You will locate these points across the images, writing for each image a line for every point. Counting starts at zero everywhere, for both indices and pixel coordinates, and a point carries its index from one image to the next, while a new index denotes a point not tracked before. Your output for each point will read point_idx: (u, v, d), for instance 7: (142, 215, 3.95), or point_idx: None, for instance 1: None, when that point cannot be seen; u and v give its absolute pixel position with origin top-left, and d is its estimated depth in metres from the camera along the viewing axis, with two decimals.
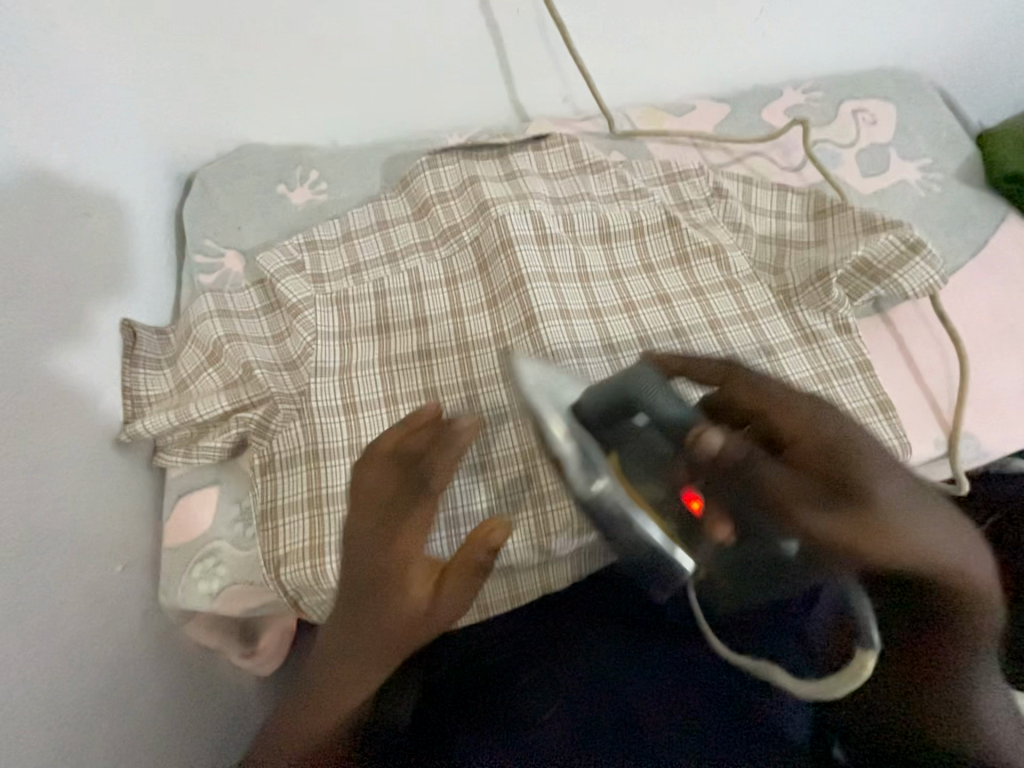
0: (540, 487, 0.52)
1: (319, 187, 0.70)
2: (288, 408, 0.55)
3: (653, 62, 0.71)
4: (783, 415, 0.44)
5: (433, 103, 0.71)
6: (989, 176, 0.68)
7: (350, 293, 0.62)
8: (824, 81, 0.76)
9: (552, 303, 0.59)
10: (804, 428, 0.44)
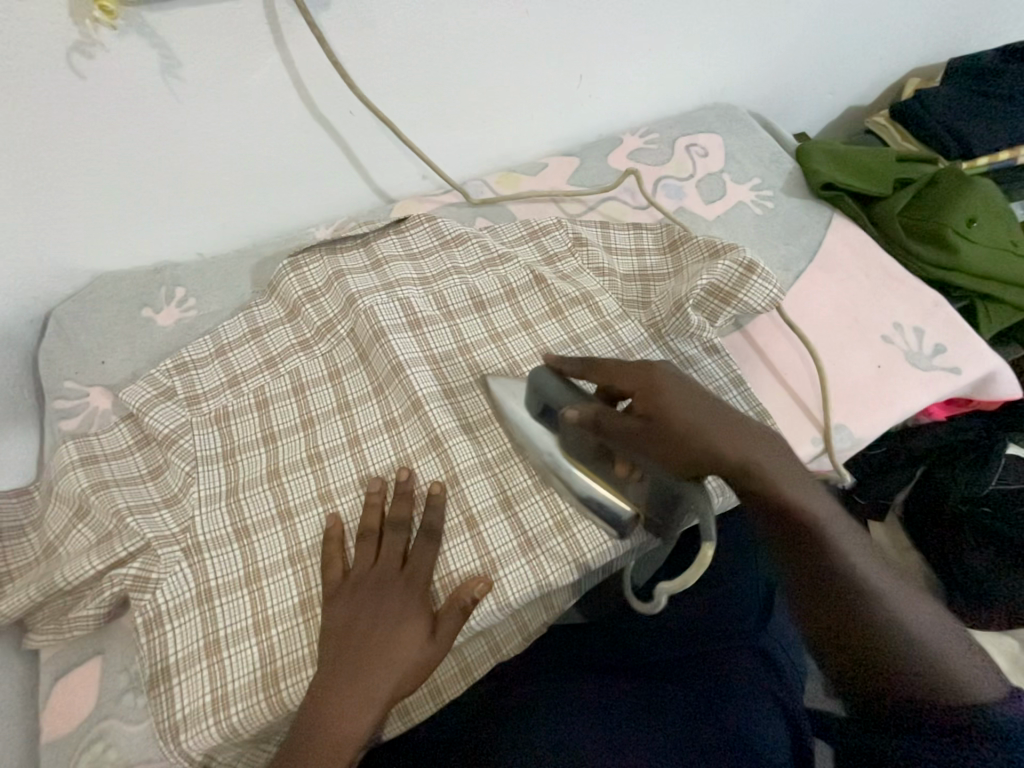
0: (451, 576, 0.51)
1: (187, 304, 0.67)
2: (169, 552, 0.51)
3: (496, 133, 0.74)
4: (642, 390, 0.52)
5: (291, 201, 0.70)
6: (810, 185, 0.77)
7: (230, 409, 0.60)
8: (657, 124, 0.84)
9: (434, 384, 0.59)
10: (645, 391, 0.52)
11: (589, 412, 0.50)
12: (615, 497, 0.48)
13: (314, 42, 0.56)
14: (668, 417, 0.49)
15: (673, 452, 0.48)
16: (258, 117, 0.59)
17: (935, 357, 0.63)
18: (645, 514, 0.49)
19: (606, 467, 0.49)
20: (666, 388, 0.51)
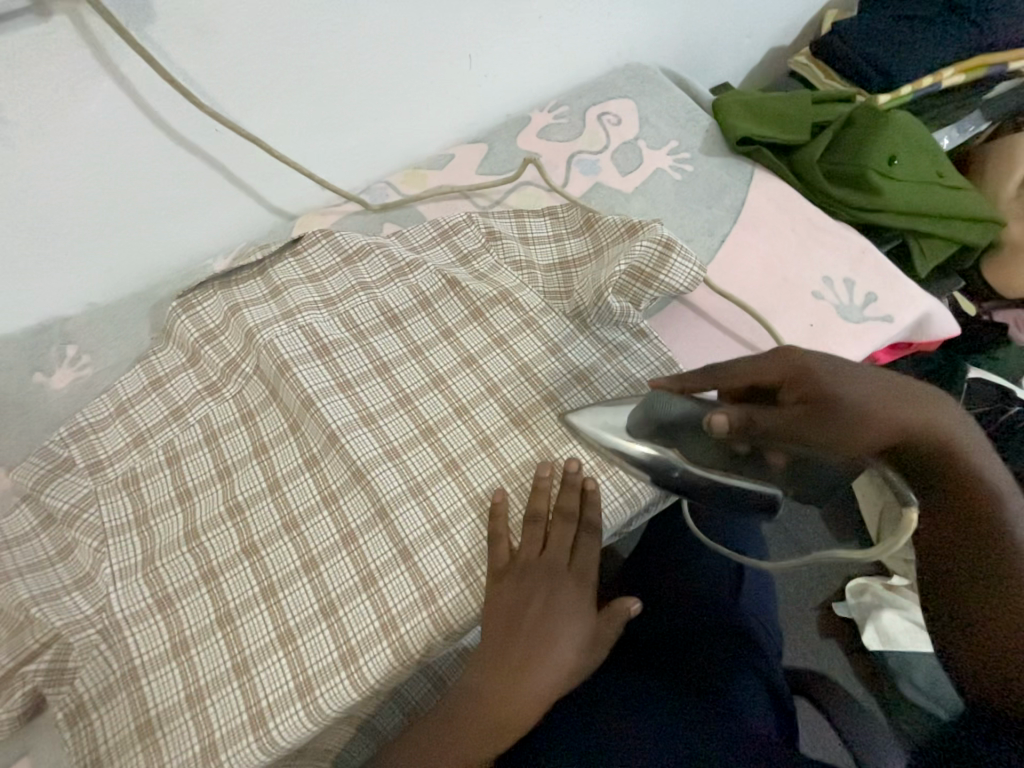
0: (390, 613, 0.49)
1: (82, 362, 0.63)
2: (84, 638, 0.48)
3: (389, 132, 0.69)
4: (770, 372, 0.45)
5: (177, 235, 0.65)
6: (728, 141, 0.73)
7: (140, 469, 0.56)
8: (564, 97, 0.79)
9: (351, 413, 0.56)
10: (775, 375, 0.44)
11: (740, 411, 0.43)
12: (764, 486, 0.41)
13: (146, 64, 0.50)
14: (836, 398, 0.40)
15: (843, 445, 0.38)
16: (109, 151, 0.54)
17: (868, 307, 0.61)
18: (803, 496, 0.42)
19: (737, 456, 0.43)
20: (843, 397, 0.40)
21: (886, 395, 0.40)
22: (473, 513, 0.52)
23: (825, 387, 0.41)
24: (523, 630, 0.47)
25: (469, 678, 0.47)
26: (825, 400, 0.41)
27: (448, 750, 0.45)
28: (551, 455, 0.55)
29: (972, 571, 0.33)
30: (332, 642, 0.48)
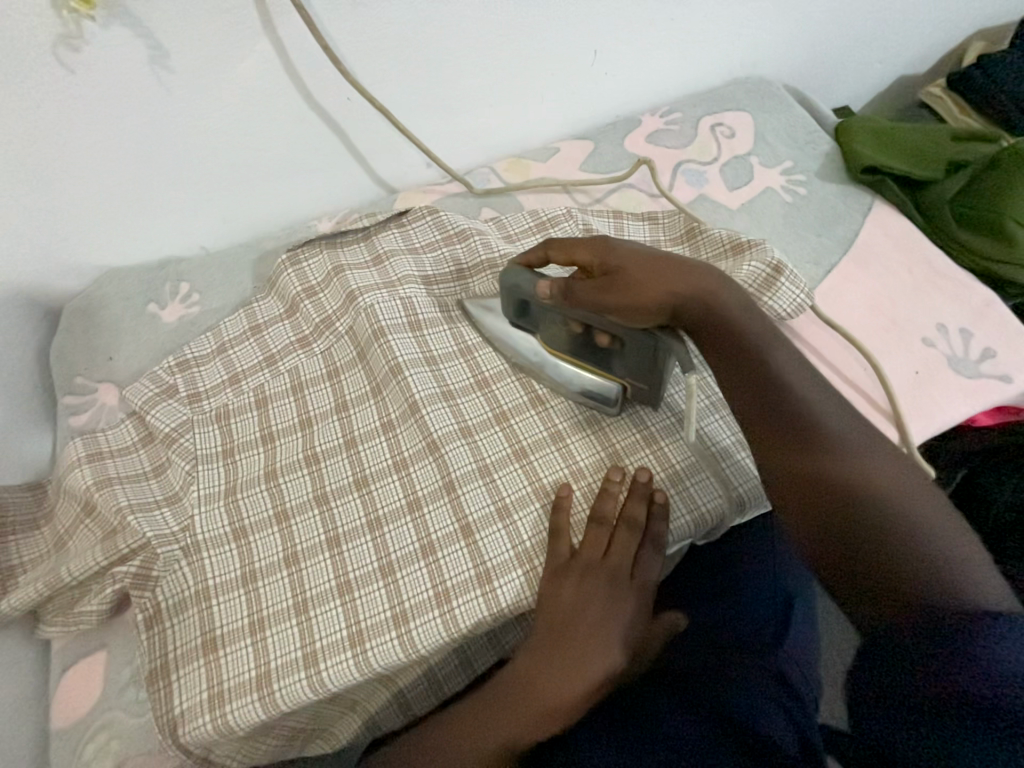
0: (445, 585, 0.50)
1: (191, 299, 0.67)
2: (168, 551, 0.52)
3: (502, 118, 0.70)
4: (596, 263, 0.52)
5: (292, 193, 0.68)
6: (850, 168, 0.69)
7: (232, 406, 0.60)
8: (679, 103, 0.77)
9: (433, 387, 0.57)
10: (585, 253, 0.52)
11: (559, 283, 0.52)
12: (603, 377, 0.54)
13: (304, 28, 0.53)
14: (625, 269, 0.50)
15: (638, 304, 0.49)
16: (253, 107, 0.57)
17: (983, 363, 0.57)
18: (630, 385, 0.53)
19: (588, 349, 0.54)
20: (616, 256, 0.51)
21: (645, 254, 0.51)
22: (537, 503, 0.53)
23: (617, 258, 0.51)
24: (578, 637, 0.48)
25: (520, 659, 0.49)
26: (627, 283, 0.50)
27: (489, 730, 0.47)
28: (621, 461, 0.54)
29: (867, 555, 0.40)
30: (386, 600, 0.50)
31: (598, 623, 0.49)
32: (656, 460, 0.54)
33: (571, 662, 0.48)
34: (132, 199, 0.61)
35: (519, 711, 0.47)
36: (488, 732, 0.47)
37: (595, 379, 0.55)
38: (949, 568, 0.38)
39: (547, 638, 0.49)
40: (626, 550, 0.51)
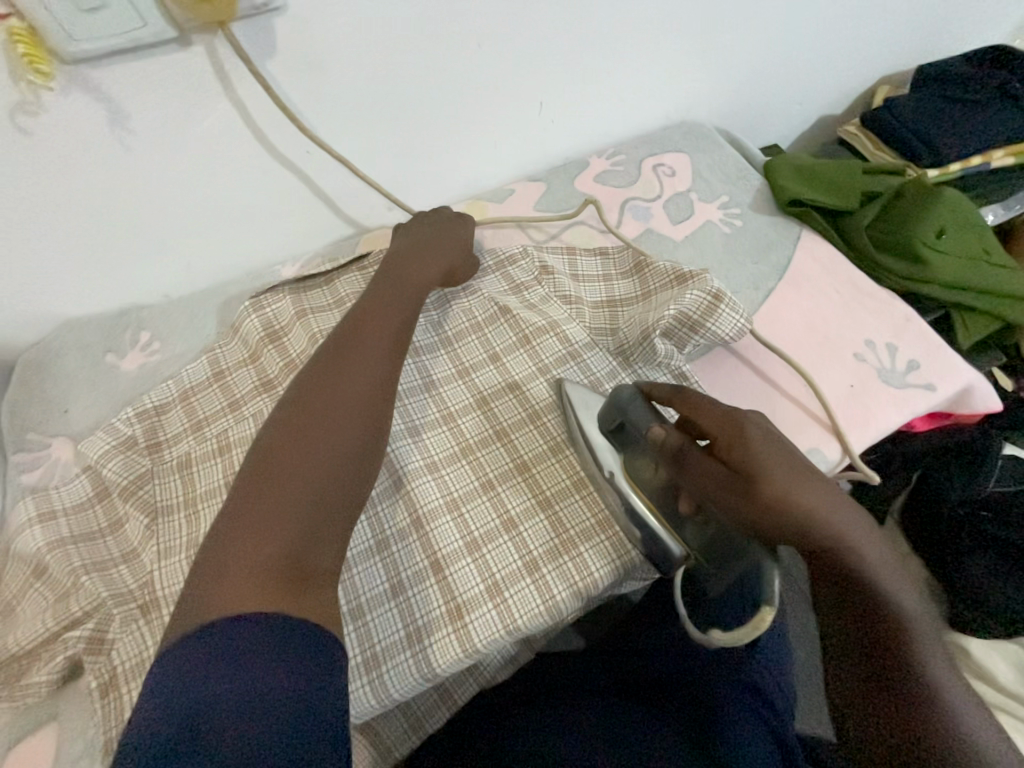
0: (417, 624, 0.50)
1: (152, 347, 0.67)
2: (126, 610, 0.50)
3: (458, 163, 0.74)
4: (723, 440, 0.48)
5: (255, 240, 0.70)
6: (778, 202, 0.76)
7: (196, 453, 0.59)
8: (623, 146, 0.84)
9: (399, 424, 0.59)
10: (712, 422, 0.49)
11: (675, 442, 0.50)
12: (671, 535, 0.51)
13: (262, 91, 0.55)
14: (759, 471, 0.44)
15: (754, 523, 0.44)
16: (213, 162, 0.59)
17: (910, 373, 0.61)
18: (698, 558, 0.50)
19: (669, 500, 0.52)
20: (744, 441, 0.46)
21: (793, 470, 0.44)
22: (505, 535, 0.54)
23: (755, 452, 0.45)
24: (371, 333, 0.55)
25: (294, 418, 0.49)
26: (760, 487, 0.44)
27: (275, 503, 0.43)
28: (585, 486, 0.56)
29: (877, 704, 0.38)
30: (357, 645, 0.49)
31: (388, 326, 0.56)
32: None
33: (384, 377, 0.53)
34: (88, 251, 0.61)
35: (351, 462, 0.47)
36: (323, 485, 0.45)
37: (662, 534, 0.52)
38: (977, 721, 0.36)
39: (336, 353, 0.53)
40: (593, 575, 0.52)
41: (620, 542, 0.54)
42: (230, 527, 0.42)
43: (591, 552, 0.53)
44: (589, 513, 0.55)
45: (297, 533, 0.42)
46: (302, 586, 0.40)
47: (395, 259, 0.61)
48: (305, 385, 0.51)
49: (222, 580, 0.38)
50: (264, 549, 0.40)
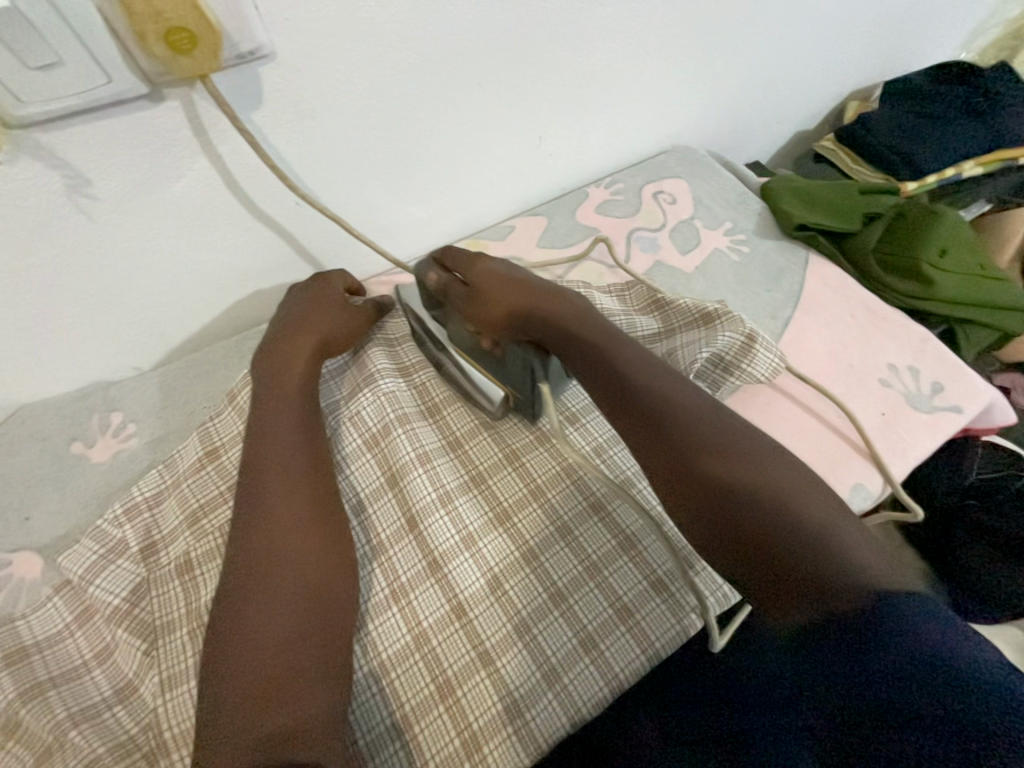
0: (472, 729, 0.45)
1: (127, 432, 0.58)
2: (129, 763, 0.42)
3: (456, 203, 0.70)
4: (462, 272, 0.58)
5: (239, 298, 0.63)
6: (782, 226, 0.76)
7: (196, 553, 0.51)
8: (619, 173, 0.82)
9: (427, 493, 0.54)
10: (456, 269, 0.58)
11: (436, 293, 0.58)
12: (488, 380, 0.56)
13: (247, 144, 0.49)
14: (482, 286, 0.56)
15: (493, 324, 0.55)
16: (189, 222, 0.52)
17: (935, 396, 0.62)
18: (512, 393, 0.56)
19: (472, 355, 0.57)
20: (479, 273, 0.57)
21: (515, 286, 0.56)
22: (555, 611, 0.49)
23: (480, 275, 0.57)
24: (283, 452, 0.50)
25: (228, 555, 0.46)
26: (487, 302, 0.55)
27: (238, 644, 0.41)
28: (633, 544, 0.53)
29: (755, 559, 0.40)
30: (407, 765, 0.44)
31: (299, 434, 0.52)
32: (667, 541, 0.53)
33: (307, 477, 0.50)
34: (45, 330, 0.53)
35: (309, 594, 0.44)
36: (292, 631, 0.42)
37: (479, 384, 0.57)
38: (826, 535, 0.40)
39: (251, 486, 0.49)
40: (656, 645, 0.49)
41: (677, 605, 0.50)
42: (213, 692, 0.39)
43: (648, 619, 0.50)
44: (641, 576, 0.51)
45: (285, 685, 0.39)
46: (307, 737, 0.38)
47: (278, 350, 0.56)
48: (235, 536, 0.46)
49: (226, 749, 0.36)
50: (254, 723, 0.37)
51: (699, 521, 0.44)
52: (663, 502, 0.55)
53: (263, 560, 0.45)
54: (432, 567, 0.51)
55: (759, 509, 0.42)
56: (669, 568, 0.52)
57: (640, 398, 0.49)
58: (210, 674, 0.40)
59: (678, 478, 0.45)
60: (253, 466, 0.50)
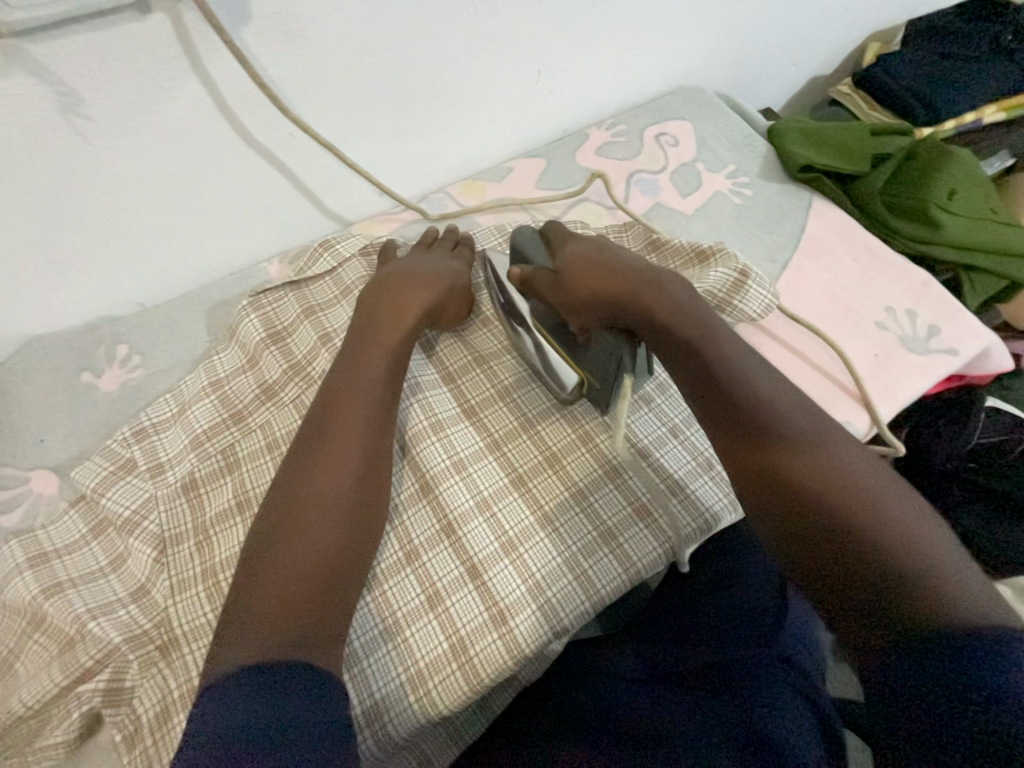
0: (459, 634, 0.48)
1: (132, 363, 0.61)
2: (143, 654, 0.46)
3: (452, 143, 0.69)
4: (557, 250, 0.60)
5: (238, 235, 0.63)
6: (787, 169, 0.74)
7: (201, 473, 0.54)
8: (622, 115, 0.79)
9: (419, 421, 0.55)
10: (553, 241, 0.61)
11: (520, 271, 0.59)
12: (566, 361, 0.57)
13: (236, 63, 0.49)
14: (568, 270, 0.57)
15: (575, 305, 0.56)
16: (184, 149, 0.52)
17: (930, 338, 0.61)
18: (588, 379, 0.56)
19: (563, 336, 0.58)
20: (569, 257, 0.58)
21: (603, 265, 0.56)
22: (542, 532, 0.52)
23: (568, 260, 0.58)
24: (353, 386, 0.51)
25: (288, 464, 0.48)
26: (568, 288, 0.57)
27: (283, 554, 0.42)
28: (620, 474, 0.54)
29: (834, 552, 0.39)
30: (398, 664, 0.47)
31: (376, 369, 0.52)
32: (653, 472, 0.55)
33: (374, 414, 0.50)
34: (46, 259, 0.54)
35: (346, 531, 0.45)
36: (319, 559, 0.43)
37: (556, 364, 0.58)
38: (948, 570, 0.36)
39: (323, 412, 0.50)
40: (637, 564, 0.51)
41: (660, 531, 0.52)
42: (246, 584, 0.41)
43: (631, 542, 0.52)
44: (626, 502, 0.53)
45: (305, 605, 0.41)
46: (312, 649, 0.39)
47: (377, 294, 0.56)
48: (297, 451, 0.48)
49: (239, 645, 0.38)
50: (268, 627, 0.39)
51: (788, 503, 0.42)
52: (651, 436, 0.57)
53: (316, 484, 0.46)
54: (425, 491, 0.53)
55: (868, 519, 0.39)
56: (653, 496, 0.54)
57: (756, 400, 0.46)
58: (248, 567, 0.42)
59: (776, 474, 0.43)
60: (328, 393, 0.51)
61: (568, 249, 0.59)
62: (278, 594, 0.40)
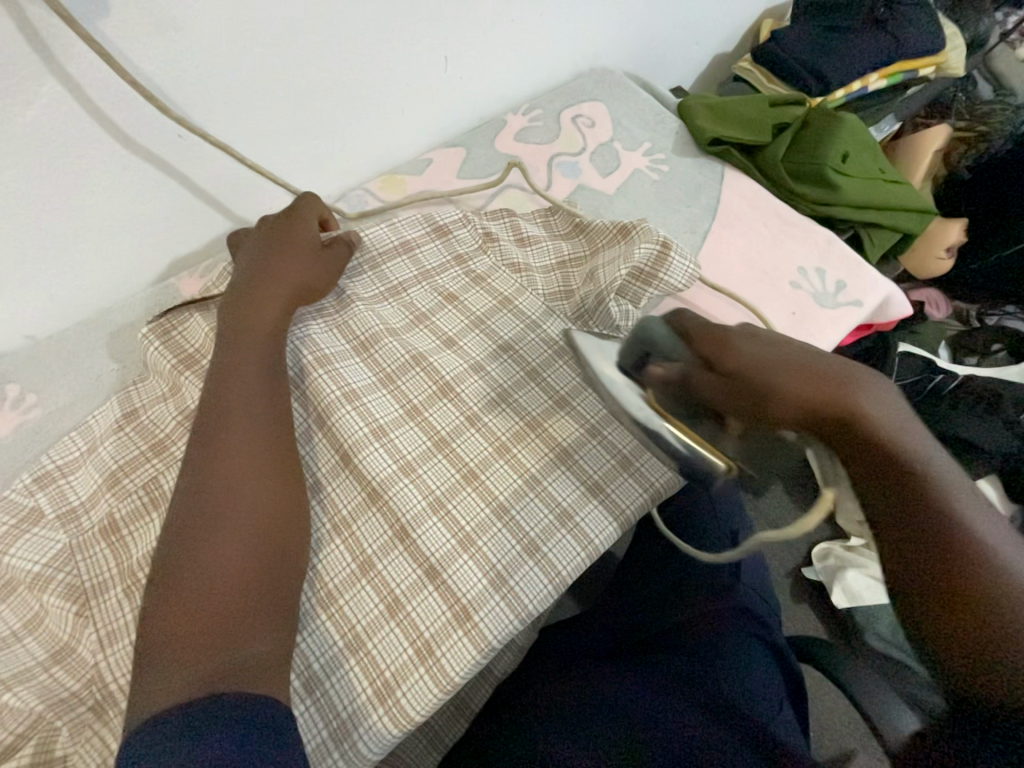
0: (425, 636, 0.47)
1: (28, 403, 0.54)
2: (75, 717, 0.42)
3: (364, 136, 0.67)
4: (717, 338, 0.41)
5: (136, 251, 0.58)
6: (698, 143, 0.77)
7: (121, 514, 0.49)
8: (537, 99, 0.79)
9: (358, 428, 0.53)
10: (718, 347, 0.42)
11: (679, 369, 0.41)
12: (712, 452, 0.41)
13: (99, 59, 0.44)
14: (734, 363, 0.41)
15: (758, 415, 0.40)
16: (54, 159, 0.47)
17: (839, 293, 0.66)
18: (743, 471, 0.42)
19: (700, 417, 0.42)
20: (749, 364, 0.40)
21: (800, 376, 0.39)
22: (498, 522, 0.51)
23: (742, 362, 0.41)
24: (241, 401, 0.47)
25: (181, 494, 0.44)
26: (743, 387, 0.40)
27: (188, 590, 0.39)
28: (570, 456, 0.55)
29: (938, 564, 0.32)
30: (363, 679, 0.46)
31: (259, 381, 0.49)
32: (602, 449, 0.56)
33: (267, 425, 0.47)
34: None
35: (263, 540, 0.43)
36: (237, 577, 0.41)
37: (692, 448, 0.41)
38: None
39: (210, 434, 0.46)
40: (594, 540, 0.51)
41: (614, 504, 0.53)
42: (155, 631, 0.38)
43: (586, 520, 0.52)
44: (578, 481, 0.54)
45: (227, 633, 0.38)
46: (247, 675, 0.37)
47: (240, 297, 0.52)
48: (188, 480, 0.44)
49: (161, 688, 0.35)
50: (190, 665, 0.36)
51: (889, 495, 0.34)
52: (596, 415, 0.57)
53: (216, 508, 0.43)
54: (372, 499, 0.51)
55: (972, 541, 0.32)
56: (604, 473, 0.55)
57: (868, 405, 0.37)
58: (153, 613, 0.39)
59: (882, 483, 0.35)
60: (210, 414, 0.47)
61: (749, 358, 0.41)
62: (188, 632, 0.37)
